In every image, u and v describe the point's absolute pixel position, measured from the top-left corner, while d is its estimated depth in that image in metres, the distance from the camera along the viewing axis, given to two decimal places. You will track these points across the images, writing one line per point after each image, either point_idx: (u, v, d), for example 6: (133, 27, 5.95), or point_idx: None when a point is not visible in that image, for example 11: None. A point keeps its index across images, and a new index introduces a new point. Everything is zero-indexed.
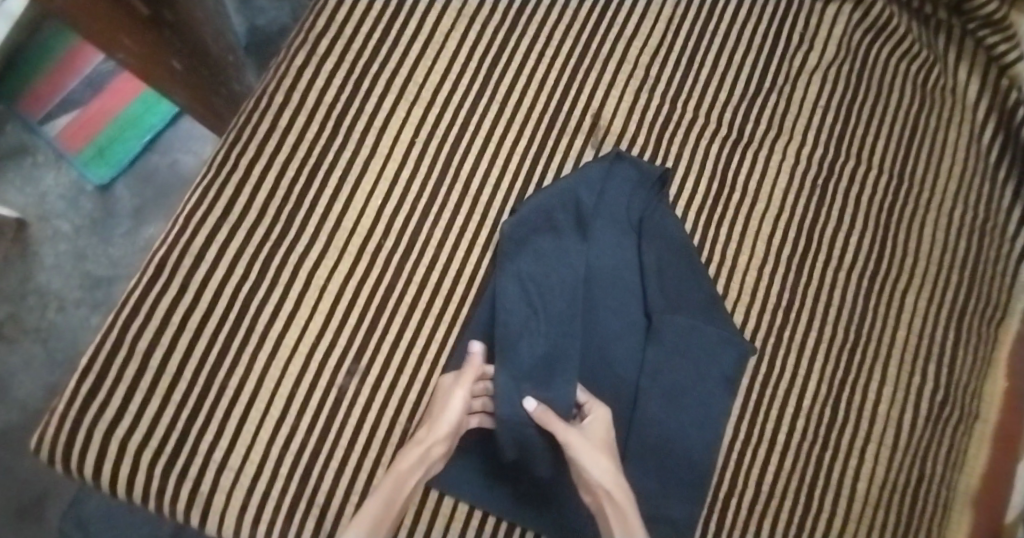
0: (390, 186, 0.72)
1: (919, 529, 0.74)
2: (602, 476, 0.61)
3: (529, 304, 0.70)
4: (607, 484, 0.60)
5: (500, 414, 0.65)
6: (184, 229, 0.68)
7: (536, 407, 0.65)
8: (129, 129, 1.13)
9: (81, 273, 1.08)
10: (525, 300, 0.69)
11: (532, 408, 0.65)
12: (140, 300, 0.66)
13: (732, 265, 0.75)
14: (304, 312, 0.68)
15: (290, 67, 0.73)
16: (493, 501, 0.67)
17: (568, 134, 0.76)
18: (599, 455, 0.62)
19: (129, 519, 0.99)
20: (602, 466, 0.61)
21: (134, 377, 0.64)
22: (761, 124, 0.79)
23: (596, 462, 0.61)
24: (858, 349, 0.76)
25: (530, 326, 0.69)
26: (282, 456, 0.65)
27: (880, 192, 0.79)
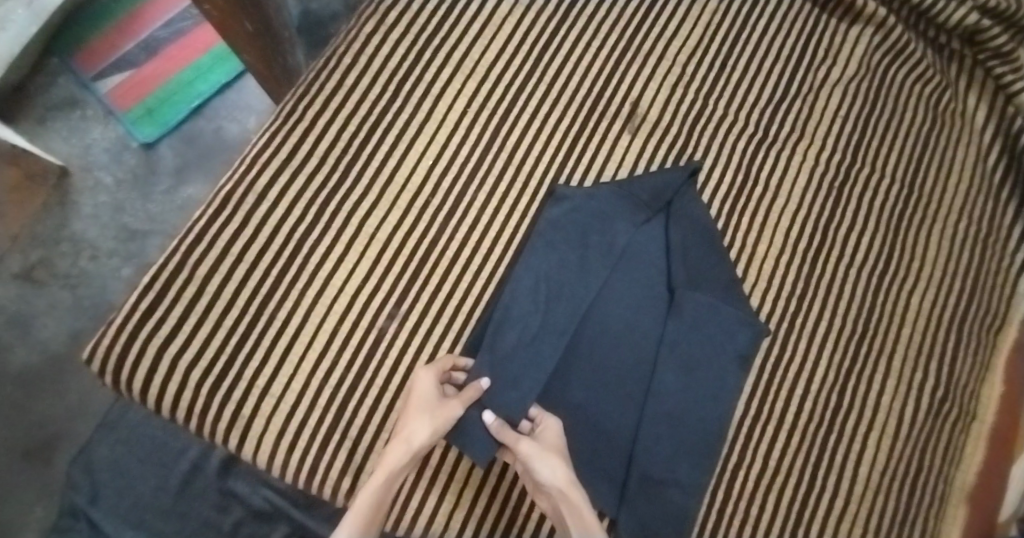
0: (441, 149, 0.77)
1: (916, 516, 0.78)
2: (559, 474, 0.63)
3: (551, 281, 0.74)
4: (559, 484, 0.62)
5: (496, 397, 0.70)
6: (249, 170, 0.73)
7: (492, 421, 0.68)
8: (178, 93, 1.18)
9: (118, 225, 1.11)
10: (543, 279, 0.74)
11: (490, 421, 0.68)
12: (203, 231, 0.70)
13: (752, 252, 0.80)
14: (353, 255, 0.72)
15: (359, 33, 0.79)
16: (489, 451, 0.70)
17: (607, 119, 0.82)
18: (552, 456, 0.64)
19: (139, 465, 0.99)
20: (554, 467, 0.63)
21: (191, 299, 0.68)
22: (786, 126, 0.85)
23: (548, 461, 0.63)
24: (865, 340, 0.81)
25: (539, 307, 0.73)
26: (322, 386, 0.69)
27: (891, 200, 0.86)
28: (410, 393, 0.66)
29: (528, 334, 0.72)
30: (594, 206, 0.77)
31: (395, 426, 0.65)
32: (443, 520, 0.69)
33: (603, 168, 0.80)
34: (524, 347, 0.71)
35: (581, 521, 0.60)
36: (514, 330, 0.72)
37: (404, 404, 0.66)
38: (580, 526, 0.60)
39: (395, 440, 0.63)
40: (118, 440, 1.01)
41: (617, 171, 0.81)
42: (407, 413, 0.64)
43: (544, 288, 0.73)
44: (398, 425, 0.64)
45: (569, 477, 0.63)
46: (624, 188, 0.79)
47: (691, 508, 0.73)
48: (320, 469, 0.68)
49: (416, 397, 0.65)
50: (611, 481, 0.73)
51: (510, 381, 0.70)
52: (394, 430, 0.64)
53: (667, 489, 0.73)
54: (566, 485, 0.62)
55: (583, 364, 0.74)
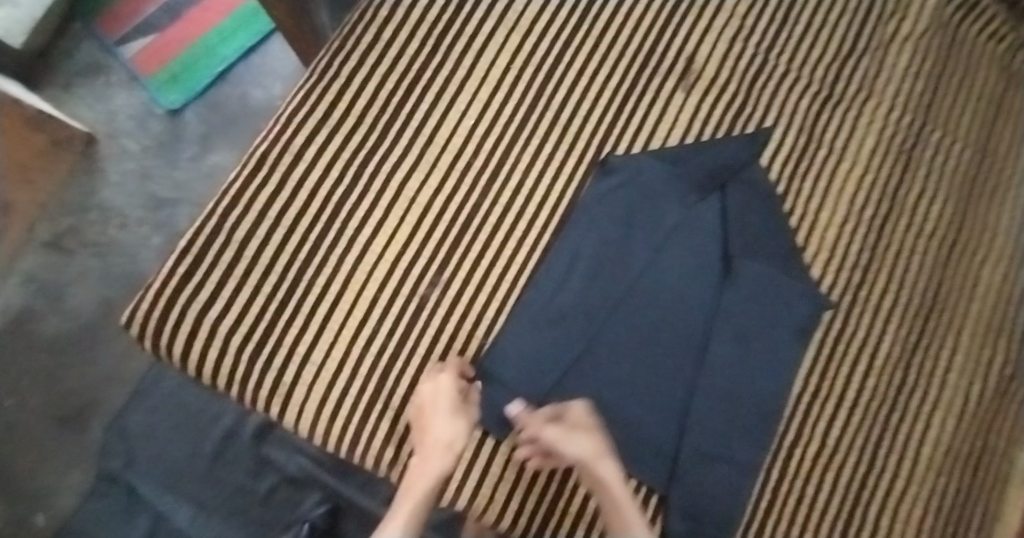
0: (484, 108, 0.74)
1: (977, 497, 0.75)
2: (588, 453, 0.61)
3: (599, 254, 0.71)
4: (587, 463, 0.61)
5: (536, 365, 0.68)
6: (286, 128, 0.69)
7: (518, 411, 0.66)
8: (204, 58, 1.13)
9: (144, 194, 1.08)
10: (584, 255, 0.71)
11: (516, 410, 0.67)
12: (240, 192, 0.67)
13: (813, 220, 0.76)
14: (394, 220, 0.69)
15: None
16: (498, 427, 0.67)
17: (660, 75, 0.78)
18: (577, 436, 0.61)
19: (173, 433, 0.99)
20: (582, 448, 0.61)
21: (229, 264, 0.66)
22: (852, 85, 0.80)
23: (576, 442, 0.61)
24: (931, 315, 0.77)
25: (580, 283, 0.70)
26: (363, 356, 0.67)
27: (961, 167, 0.81)
28: (435, 391, 0.63)
29: (564, 314, 0.69)
30: (643, 177, 0.73)
31: (422, 429, 0.62)
32: (485, 497, 0.66)
33: (653, 135, 0.76)
34: (557, 325, 0.69)
35: (619, 502, 0.61)
36: (548, 308, 0.69)
37: (426, 403, 0.63)
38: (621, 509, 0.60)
39: (433, 446, 0.61)
40: (154, 408, 1.00)
41: (668, 138, 0.76)
42: (438, 415, 0.62)
43: (585, 266, 0.70)
44: (428, 429, 0.61)
45: (598, 456, 0.61)
46: (676, 160, 0.75)
47: (745, 486, 0.70)
48: (362, 440, 0.66)
49: (445, 398, 0.63)
50: (662, 457, 0.70)
51: (540, 364, 0.68)
52: (422, 433, 0.62)
53: (717, 465, 0.70)
54: (595, 462, 0.61)
55: (631, 341, 0.70)
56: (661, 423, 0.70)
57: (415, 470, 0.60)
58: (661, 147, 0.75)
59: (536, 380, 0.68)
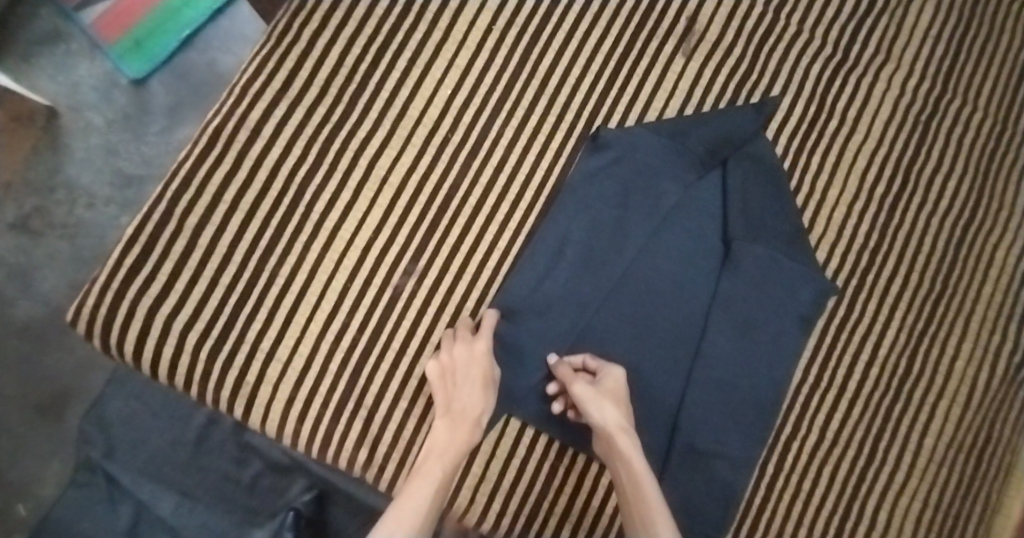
0: (463, 76, 0.67)
1: (980, 488, 0.71)
2: (613, 419, 0.58)
3: (589, 239, 0.65)
4: (609, 432, 0.58)
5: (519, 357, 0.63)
6: (241, 101, 0.63)
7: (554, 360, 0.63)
8: (168, 21, 1.04)
9: (112, 171, 1.02)
10: (572, 241, 0.65)
11: (553, 362, 0.63)
12: (191, 173, 0.61)
13: (820, 199, 0.70)
14: (363, 203, 0.64)
15: None
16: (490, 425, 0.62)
17: (658, 38, 0.70)
18: (605, 402, 0.59)
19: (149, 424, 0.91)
20: (608, 411, 0.58)
21: (182, 254, 0.60)
22: (869, 47, 0.73)
23: (606, 404, 0.59)
24: (942, 300, 0.72)
25: (567, 270, 0.64)
26: (332, 352, 0.62)
27: (982, 138, 0.74)
28: (469, 361, 0.60)
29: (550, 303, 0.64)
30: (638, 154, 0.67)
31: (451, 398, 0.59)
32: (465, 499, 0.62)
33: (649, 106, 0.69)
34: (542, 316, 0.64)
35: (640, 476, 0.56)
36: (532, 297, 0.64)
37: (456, 373, 0.60)
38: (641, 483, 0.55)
39: (463, 417, 0.59)
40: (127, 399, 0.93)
41: (665, 110, 0.69)
42: (468, 387, 0.59)
43: (573, 251, 0.65)
44: (457, 397, 0.59)
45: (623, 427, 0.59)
46: (675, 134, 0.68)
47: (741, 484, 0.65)
48: (333, 441, 0.62)
49: (480, 373, 0.60)
50: (652, 454, 0.66)
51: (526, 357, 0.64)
52: (450, 401, 0.59)
53: (712, 463, 0.66)
54: (616, 433, 0.58)
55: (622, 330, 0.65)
56: (652, 417, 0.66)
57: (439, 440, 0.58)
58: (657, 120, 0.68)
59: (520, 375, 0.63)
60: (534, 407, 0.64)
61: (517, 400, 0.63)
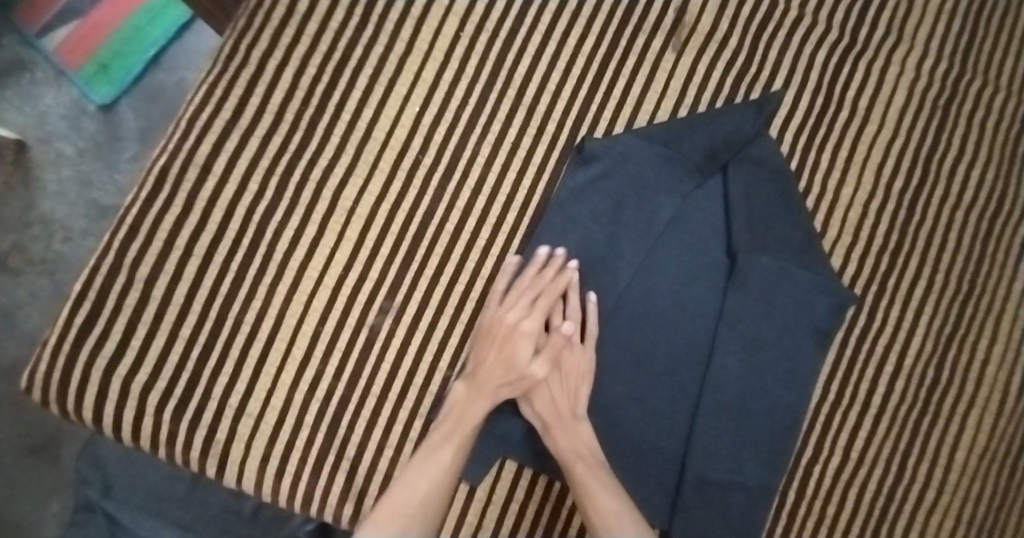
0: (431, 90, 0.61)
1: (1016, 500, 0.66)
2: (563, 405, 0.58)
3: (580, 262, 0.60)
4: (556, 420, 0.57)
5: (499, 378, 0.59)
6: (186, 137, 0.57)
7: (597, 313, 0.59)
8: (133, 41, 0.94)
9: (87, 203, 0.93)
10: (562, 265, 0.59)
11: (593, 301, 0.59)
12: (139, 220, 0.56)
13: (833, 200, 0.64)
14: (330, 238, 0.58)
15: None
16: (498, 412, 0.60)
17: (645, 32, 0.63)
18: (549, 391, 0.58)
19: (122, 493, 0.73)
20: (554, 399, 0.58)
21: (135, 308, 0.56)
22: (879, 28, 0.66)
23: (554, 389, 0.58)
24: (971, 301, 0.65)
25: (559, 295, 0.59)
26: (306, 402, 0.57)
27: (1007, 120, 0.67)
28: (517, 332, 0.57)
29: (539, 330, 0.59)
30: (629, 164, 0.61)
31: (484, 363, 0.56)
32: None
33: (638, 110, 0.63)
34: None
35: (585, 470, 0.55)
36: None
37: (499, 342, 0.57)
38: (586, 477, 0.55)
39: (489, 388, 0.56)
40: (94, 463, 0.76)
41: (656, 113, 0.63)
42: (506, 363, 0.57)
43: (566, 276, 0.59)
44: (487, 368, 0.56)
45: (575, 411, 0.58)
46: (669, 140, 0.61)
47: (760, 516, 0.60)
48: (316, 497, 0.57)
49: (524, 349, 0.57)
50: (662, 486, 0.61)
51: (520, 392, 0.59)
52: (481, 367, 0.56)
53: (728, 494, 0.60)
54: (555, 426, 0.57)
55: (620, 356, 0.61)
56: (658, 447, 0.61)
57: (456, 406, 0.56)
58: (648, 125, 0.62)
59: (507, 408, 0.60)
60: (530, 446, 0.60)
61: (511, 442, 0.59)
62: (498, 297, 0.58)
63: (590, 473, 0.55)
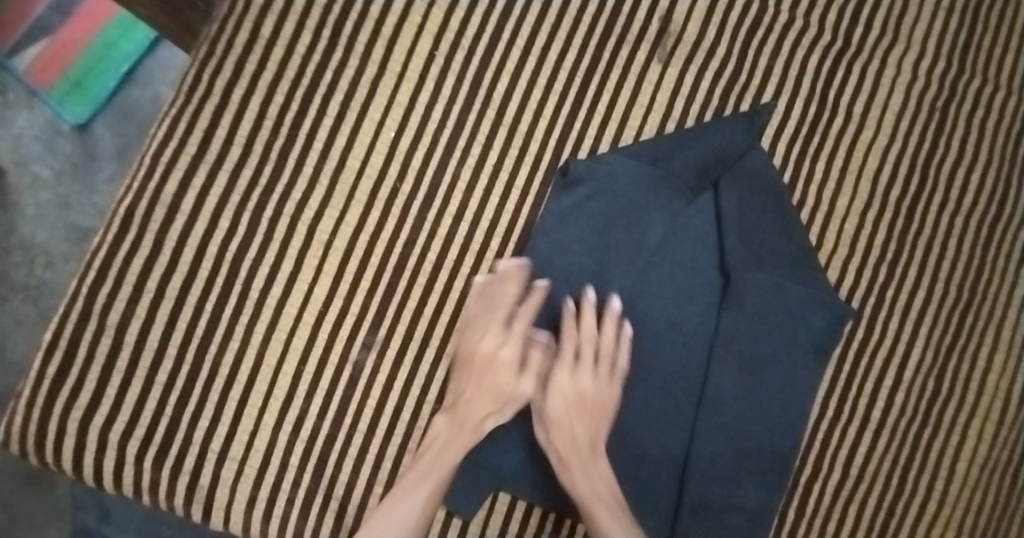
0: (406, 113, 0.59)
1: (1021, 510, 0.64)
2: (583, 439, 0.55)
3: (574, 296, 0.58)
4: (575, 457, 0.55)
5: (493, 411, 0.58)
6: (151, 175, 0.55)
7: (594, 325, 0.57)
8: (104, 57, 0.84)
9: (68, 227, 0.82)
10: (558, 301, 0.59)
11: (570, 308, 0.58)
12: (107, 264, 0.54)
13: (828, 211, 0.62)
14: (308, 273, 0.57)
15: None
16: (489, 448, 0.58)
17: (629, 44, 0.61)
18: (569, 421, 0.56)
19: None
20: (573, 431, 0.55)
21: (109, 355, 0.54)
22: (873, 28, 0.63)
23: (574, 422, 0.56)
24: (971, 309, 0.63)
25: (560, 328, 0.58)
26: (290, 444, 0.56)
27: (1007, 119, 0.64)
28: (495, 358, 0.56)
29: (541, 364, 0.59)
30: (615, 187, 0.59)
31: (468, 394, 0.55)
32: None
33: (624, 126, 0.60)
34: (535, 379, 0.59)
35: (606, 511, 0.53)
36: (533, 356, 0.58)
37: (474, 370, 0.55)
38: (607, 517, 0.52)
39: (475, 418, 0.55)
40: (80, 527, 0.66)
41: (642, 129, 0.61)
42: (481, 387, 0.55)
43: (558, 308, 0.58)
44: (466, 392, 0.55)
45: (594, 447, 0.56)
46: (657, 159, 0.59)
47: None
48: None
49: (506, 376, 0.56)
50: (658, 513, 0.59)
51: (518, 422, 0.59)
52: (460, 397, 0.55)
53: (727, 519, 0.59)
54: (571, 461, 0.55)
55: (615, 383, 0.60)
56: (654, 472, 0.60)
57: (438, 437, 0.54)
58: (634, 142, 0.60)
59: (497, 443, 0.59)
60: (527, 479, 0.58)
61: (508, 475, 0.58)
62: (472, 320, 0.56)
63: (610, 511, 0.53)
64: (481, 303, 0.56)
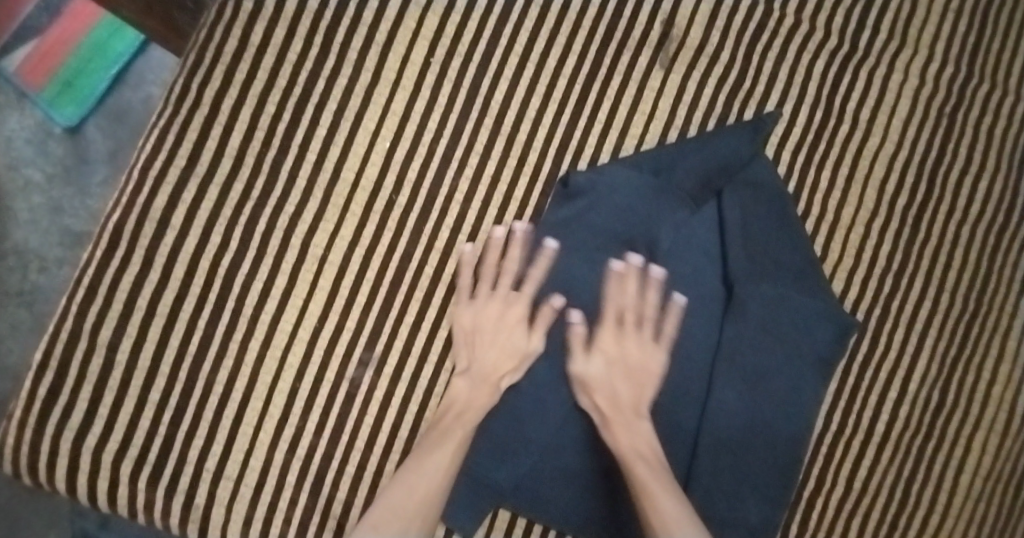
0: (402, 123, 0.57)
1: None
2: (627, 400, 0.54)
3: (592, 271, 0.57)
4: (617, 416, 0.54)
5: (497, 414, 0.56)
6: (139, 189, 0.54)
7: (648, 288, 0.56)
8: (94, 58, 0.80)
9: (61, 231, 0.79)
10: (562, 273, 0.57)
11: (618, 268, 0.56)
12: (96, 281, 0.53)
13: (833, 221, 0.60)
14: (303, 288, 0.55)
15: None
16: (485, 459, 0.56)
17: (630, 50, 0.59)
18: (615, 381, 0.54)
19: None
20: (615, 391, 0.54)
21: (100, 375, 0.53)
22: (880, 33, 0.61)
23: (618, 383, 0.54)
24: (976, 320, 0.62)
25: (577, 284, 0.57)
26: (286, 462, 0.55)
27: (1015, 125, 0.63)
28: (504, 319, 0.55)
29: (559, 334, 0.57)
30: (616, 197, 0.57)
31: (479, 359, 0.55)
32: None
33: (625, 134, 0.59)
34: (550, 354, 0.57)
35: (647, 471, 0.51)
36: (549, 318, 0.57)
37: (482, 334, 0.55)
38: (650, 480, 0.50)
39: (487, 382, 0.54)
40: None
41: (643, 138, 0.59)
42: (486, 347, 0.55)
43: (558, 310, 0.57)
44: (476, 355, 0.55)
45: (637, 409, 0.54)
46: (660, 170, 0.58)
47: None
48: None
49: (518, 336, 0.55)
50: None
51: (513, 422, 0.57)
52: (472, 363, 0.55)
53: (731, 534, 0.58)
54: (615, 421, 0.53)
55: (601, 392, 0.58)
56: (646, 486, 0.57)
57: (455, 404, 0.54)
58: (636, 152, 0.59)
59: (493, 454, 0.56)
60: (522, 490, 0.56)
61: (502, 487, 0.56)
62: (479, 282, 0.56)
63: (653, 474, 0.51)
64: (488, 266, 0.56)
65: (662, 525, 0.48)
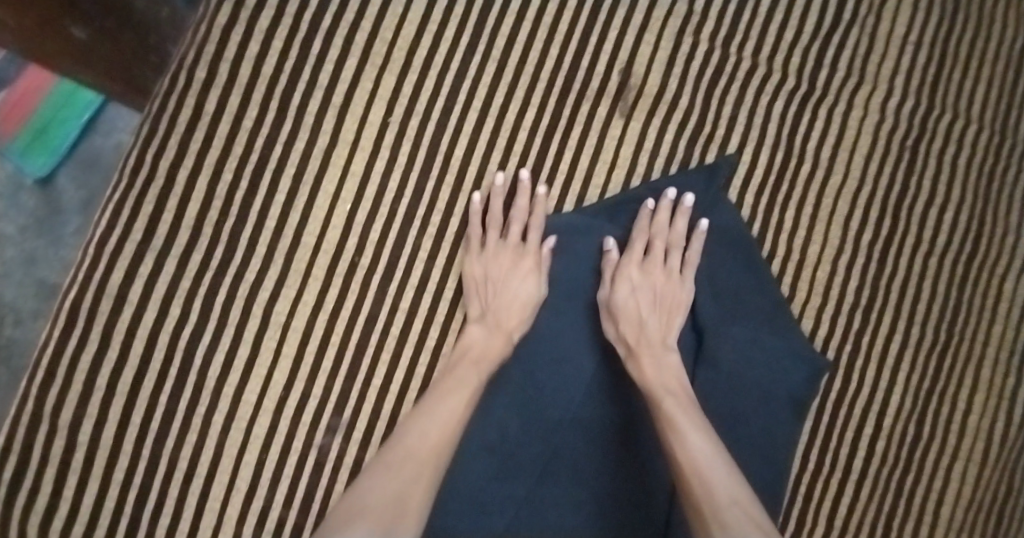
0: (362, 184, 0.56)
1: None
2: (654, 333, 0.55)
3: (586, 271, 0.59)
4: (645, 345, 0.55)
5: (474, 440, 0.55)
6: (95, 266, 0.53)
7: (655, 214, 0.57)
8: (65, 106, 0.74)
9: (36, 284, 0.73)
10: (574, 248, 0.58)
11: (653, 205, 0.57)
12: (54, 362, 0.52)
13: (800, 260, 0.60)
14: (267, 357, 0.55)
15: (213, 28, 0.55)
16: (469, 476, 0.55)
17: (589, 100, 0.59)
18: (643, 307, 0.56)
19: None
20: (645, 324, 0.55)
21: (62, 456, 0.52)
22: (838, 71, 0.61)
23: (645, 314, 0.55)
24: (949, 351, 0.62)
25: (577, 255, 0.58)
26: (259, 532, 0.54)
27: (978, 156, 0.63)
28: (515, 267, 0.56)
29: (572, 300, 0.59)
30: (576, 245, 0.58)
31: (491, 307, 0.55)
32: None
33: (588, 183, 0.59)
34: (554, 308, 0.58)
35: (674, 405, 0.50)
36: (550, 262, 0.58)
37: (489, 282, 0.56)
38: (675, 412, 0.50)
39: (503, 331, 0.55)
40: None
41: (606, 187, 0.59)
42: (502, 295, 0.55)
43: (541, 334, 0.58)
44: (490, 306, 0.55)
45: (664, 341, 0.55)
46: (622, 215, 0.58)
47: None
48: None
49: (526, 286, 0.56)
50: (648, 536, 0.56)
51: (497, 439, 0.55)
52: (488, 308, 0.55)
53: None
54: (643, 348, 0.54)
55: (606, 392, 0.57)
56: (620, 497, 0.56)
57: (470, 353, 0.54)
58: (600, 201, 0.58)
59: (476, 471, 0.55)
60: (507, 510, 0.55)
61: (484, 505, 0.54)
62: (478, 240, 0.57)
63: (677, 405, 0.50)
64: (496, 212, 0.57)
65: (690, 460, 0.47)
